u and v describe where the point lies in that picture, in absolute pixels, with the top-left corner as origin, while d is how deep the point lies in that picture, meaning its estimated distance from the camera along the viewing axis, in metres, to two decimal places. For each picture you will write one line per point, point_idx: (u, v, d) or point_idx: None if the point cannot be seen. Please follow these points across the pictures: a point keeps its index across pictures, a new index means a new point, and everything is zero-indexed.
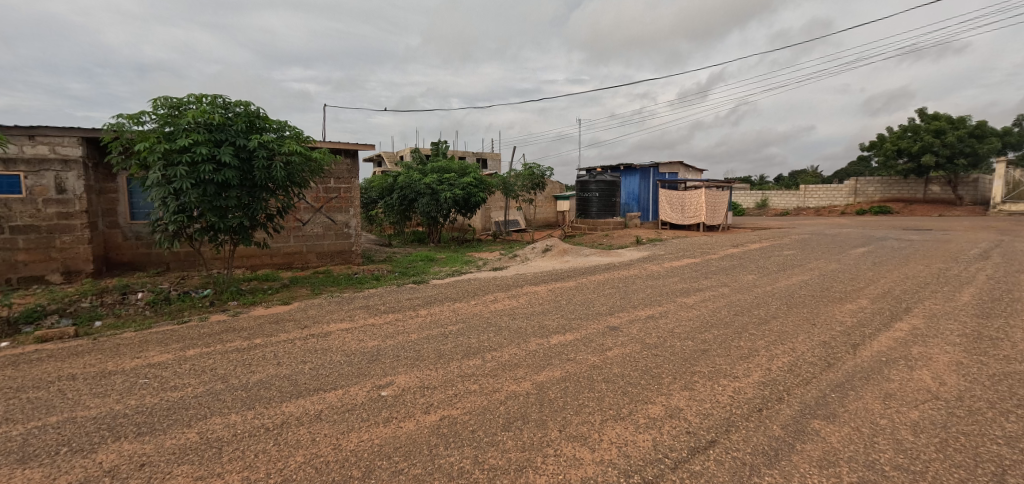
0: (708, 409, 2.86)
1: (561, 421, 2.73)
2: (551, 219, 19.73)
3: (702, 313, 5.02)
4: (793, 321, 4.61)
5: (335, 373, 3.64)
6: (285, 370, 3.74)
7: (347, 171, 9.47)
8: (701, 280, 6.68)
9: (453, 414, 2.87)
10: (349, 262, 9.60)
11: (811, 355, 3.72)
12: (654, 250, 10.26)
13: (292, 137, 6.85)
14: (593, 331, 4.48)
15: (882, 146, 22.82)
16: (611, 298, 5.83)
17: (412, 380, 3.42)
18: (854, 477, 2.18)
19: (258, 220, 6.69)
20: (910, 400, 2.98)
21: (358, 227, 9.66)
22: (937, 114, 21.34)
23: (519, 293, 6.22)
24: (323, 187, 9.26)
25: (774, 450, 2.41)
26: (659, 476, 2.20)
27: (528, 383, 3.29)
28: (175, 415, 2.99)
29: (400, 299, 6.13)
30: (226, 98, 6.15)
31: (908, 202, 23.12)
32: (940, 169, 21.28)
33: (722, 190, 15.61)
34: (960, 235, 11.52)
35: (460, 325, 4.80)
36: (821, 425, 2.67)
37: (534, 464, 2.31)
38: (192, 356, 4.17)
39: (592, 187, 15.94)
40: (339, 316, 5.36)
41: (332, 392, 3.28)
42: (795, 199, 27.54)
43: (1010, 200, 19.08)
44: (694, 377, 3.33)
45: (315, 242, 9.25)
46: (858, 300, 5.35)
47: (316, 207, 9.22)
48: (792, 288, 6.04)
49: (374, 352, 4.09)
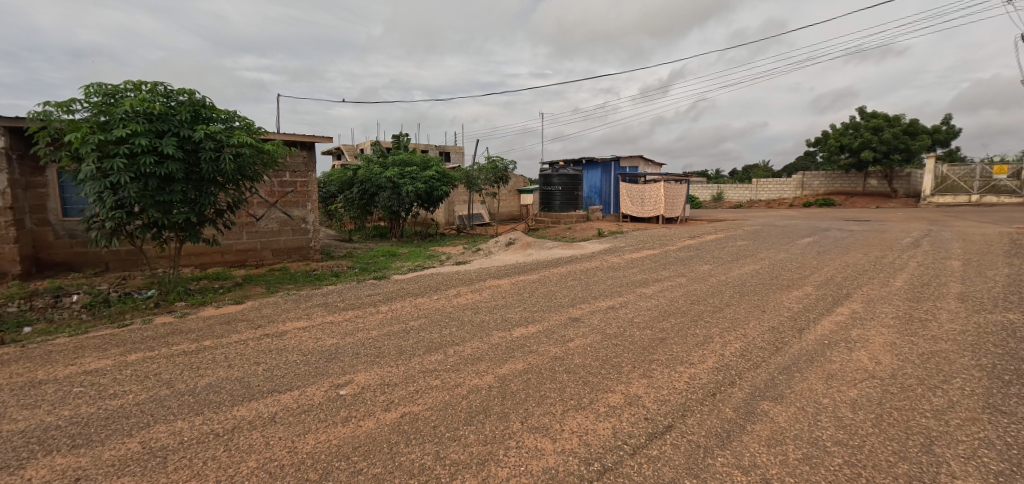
0: (665, 395, 2.95)
1: (523, 413, 2.74)
2: (515, 213, 19.80)
3: (661, 303, 5.15)
4: (744, 308, 4.84)
5: (291, 373, 3.50)
6: (237, 372, 3.57)
7: (303, 164, 9.13)
8: (659, 271, 6.89)
9: (414, 411, 2.82)
10: (307, 258, 9.28)
11: (761, 340, 3.90)
12: (615, 242, 10.48)
13: (242, 128, 6.51)
14: (555, 322, 4.53)
15: (827, 142, 24.18)
16: (573, 289, 5.91)
17: (373, 378, 3.33)
18: (800, 454, 2.30)
19: (206, 216, 6.34)
20: (850, 379, 3.17)
21: (316, 222, 9.34)
22: (875, 113, 22.81)
23: (482, 287, 6.20)
24: (277, 180, 8.87)
25: (726, 432, 2.51)
26: (618, 462, 2.25)
27: (490, 377, 3.27)
28: (114, 424, 2.79)
29: (361, 295, 5.97)
30: (168, 86, 5.75)
31: (850, 195, 24.66)
32: (877, 164, 22.75)
33: (680, 183, 16.09)
34: (895, 225, 12.36)
35: (422, 320, 4.74)
36: (770, 405, 2.80)
37: (495, 457, 2.30)
38: (133, 361, 3.90)
39: (556, 181, 16.11)
40: (296, 314, 5.16)
41: (287, 393, 3.15)
42: (748, 193, 28.77)
43: (939, 194, 20.66)
44: (652, 365, 3.42)
45: (271, 239, 8.88)
46: (804, 287, 5.66)
47: (270, 202, 8.84)
48: (744, 277, 6.34)
49: (333, 350, 3.96)
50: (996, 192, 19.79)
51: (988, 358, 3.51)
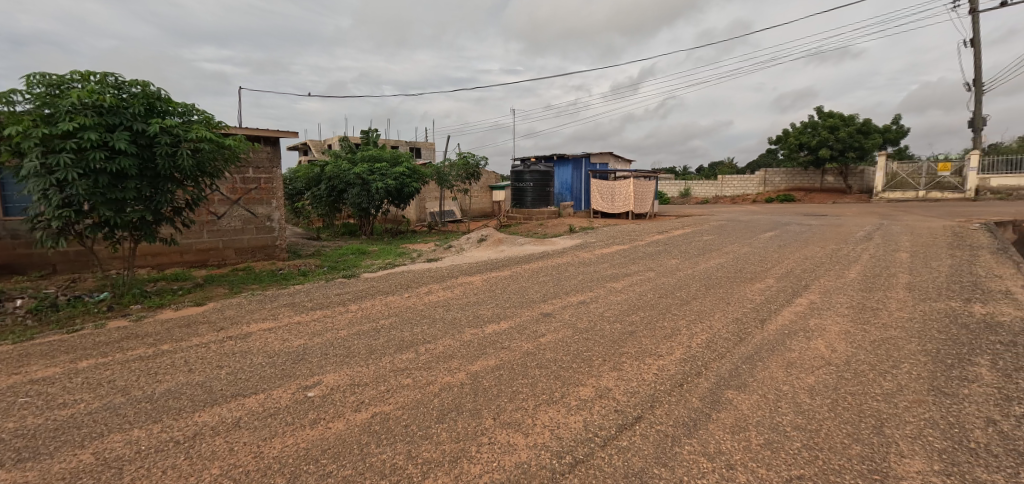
0: (635, 387, 3.01)
1: (496, 409, 2.74)
2: (487, 210, 19.77)
3: (630, 297, 5.25)
4: (710, 301, 4.99)
5: (256, 376, 3.39)
6: (199, 376, 3.43)
7: (267, 160, 8.82)
8: (629, 266, 7.01)
9: (386, 411, 2.78)
10: (272, 257, 9.00)
11: (725, 331, 4.03)
12: (586, 238, 10.59)
13: (201, 122, 6.23)
14: (527, 318, 4.55)
15: (787, 140, 25.17)
16: (544, 285, 5.95)
17: (342, 379, 3.27)
18: (762, 440, 2.40)
19: (163, 214, 6.04)
20: (808, 366, 3.32)
21: (282, 220, 9.06)
22: (832, 112, 23.87)
23: (454, 284, 6.16)
24: (240, 177, 8.55)
25: (693, 421, 2.58)
26: (589, 454, 2.28)
27: (462, 374, 3.26)
28: (64, 435, 2.63)
29: (329, 295, 5.83)
30: (120, 77, 5.44)
31: (808, 191, 25.79)
32: (834, 161, 23.83)
33: (649, 180, 16.43)
34: (849, 220, 12.99)
35: (393, 318, 4.68)
36: (734, 394, 2.90)
37: (468, 454, 2.29)
38: (84, 368, 3.69)
39: (528, 178, 16.13)
40: (261, 315, 5.00)
41: (252, 397, 3.05)
42: (713, 189, 29.66)
43: (889, 190, 21.90)
44: (622, 358, 3.49)
45: (233, 237, 8.55)
46: (766, 280, 5.88)
47: (232, 200, 8.51)
48: (710, 270, 6.55)
49: (300, 351, 3.86)
50: (941, 189, 20.86)
51: (932, 343, 3.74)
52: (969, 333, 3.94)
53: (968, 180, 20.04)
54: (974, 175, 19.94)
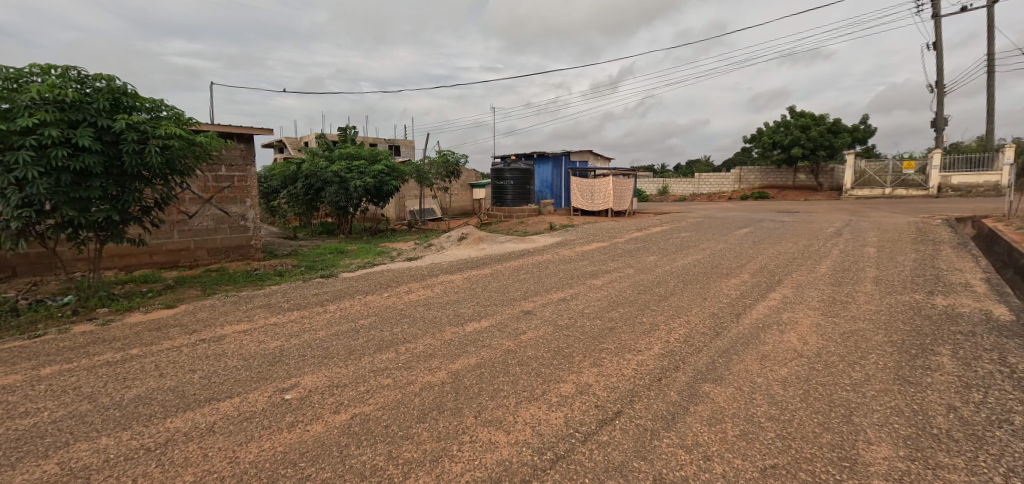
0: (614, 382, 3.04)
1: (477, 407, 2.74)
2: (467, 208, 19.70)
3: (610, 293, 5.31)
4: (687, 296, 5.09)
5: (231, 379, 3.31)
6: (171, 381, 3.33)
7: (241, 157, 8.60)
8: (608, 263, 7.09)
9: (365, 411, 2.74)
10: (247, 257, 8.79)
11: (702, 326, 4.11)
12: (566, 235, 10.66)
13: (170, 119, 6.03)
14: (507, 316, 4.56)
15: (761, 138, 25.79)
16: (525, 283, 5.97)
17: (320, 380, 3.21)
18: (738, 431, 2.46)
19: (130, 214, 5.83)
20: (781, 359, 3.42)
21: (257, 219, 8.85)
22: (803, 112, 24.57)
23: (434, 283, 6.13)
24: (212, 175, 8.30)
25: (671, 414, 2.63)
26: (570, 450, 2.30)
27: (443, 373, 3.24)
28: (27, 446, 2.51)
29: (307, 295, 5.73)
30: (83, 70, 5.22)
31: (781, 188, 26.52)
32: (806, 159, 24.54)
33: (628, 178, 16.62)
34: (820, 216, 13.40)
35: (372, 318, 4.62)
36: (711, 387, 2.96)
37: (449, 453, 2.28)
38: (48, 375, 3.54)
39: (508, 176, 16.13)
40: (236, 317, 4.88)
41: (226, 401, 2.97)
42: (691, 187, 30.19)
43: (858, 186, 22.76)
44: (602, 354, 3.53)
45: (206, 237, 8.31)
46: (741, 275, 6.02)
47: (204, 198, 8.27)
48: (687, 266, 6.67)
49: (277, 353, 3.78)
50: (906, 186, 21.70)
51: (898, 334, 3.89)
52: (931, 325, 4.11)
53: (931, 178, 20.87)
54: (937, 173, 20.77)
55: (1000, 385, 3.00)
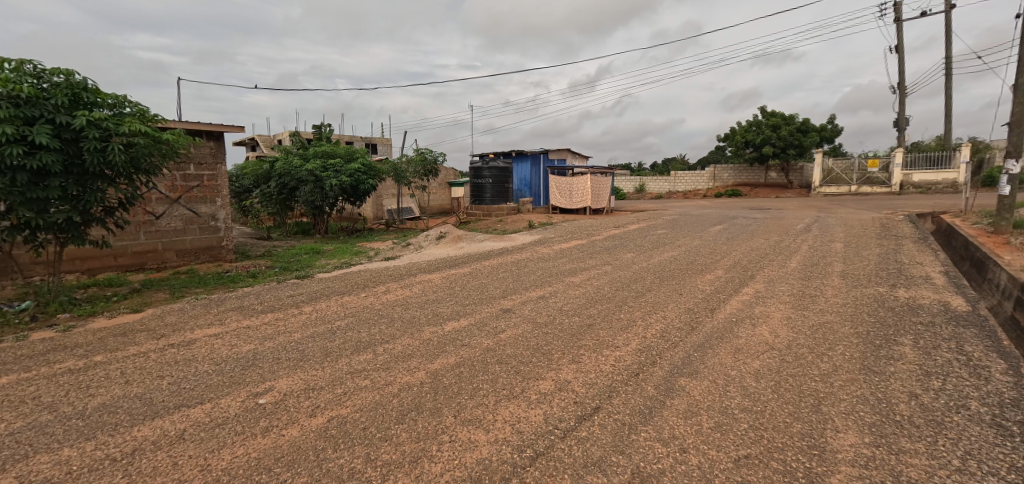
0: (593, 378, 3.08)
1: (456, 407, 2.72)
2: (446, 206, 19.58)
3: (588, 290, 5.37)
4: (664, 292, 5.18)
5: (201, 384, 3.21)
6: (138, 388, 3.21)
7: (210, 155, 8.33)
8: (587, 260, 7.15)
9: (342, 414, 2.70)
10: (218, 259, 8.53)
11: (678, 321, 4.20)
12: (545, 233, 10.71)
13: (134, 115, 5.80)
14: (486, 314, 4.56)
15: (734, 137, 26.42)
16: (504, 281, 5.98)
17: (295, 383, 3.15)
18: (712, 423, 2.51)
19: (92, 215, 5.58)
20: (754, 351, 3.51)
21: (228, 219, 8.59)
22: (774, 111, 25.27)
23: (413, 283, 6.07)
24: (180, 174, 8.02)
25: (648, 408, 2.67)
26: (549, 447, 2.31)
27: (421, 373, 3.22)
28: None
29: (281, 297, 5.59)
30: (39, 64, 4.96)
31: (754, 186, 27.23)
32: (776, 158, 25.25)
33: (605, 176, 16.81)
34: (790, 213, 13.82)
35: (349, 319, 4.55)
36: (687, 381, 3.02)
37: (428, 454, 2.27)
38: (3, 385, 3.36)
39: (486, 174, 16.10)
40: (207, 320, 4.73)
41: (197, 407, 2.88)
42: (667, 185, 30.69)
43: (826, 184, 23.55)
44: (580, 351, 3.56)
45: (174, 238, 8.02)
46: (715, 271, 6.16)
47: (172, 198, 7.98)
48: (663, 263, 6.79)
49: (250, 357, 3.68)
50: (870, 183, 22.57)
51: (863, 326, 4.05)
52: (894, 316, 4.29)
53: (893, 175, 21.75)
54: (899, 171, 21.66)
55: (956, 372, 3.15)
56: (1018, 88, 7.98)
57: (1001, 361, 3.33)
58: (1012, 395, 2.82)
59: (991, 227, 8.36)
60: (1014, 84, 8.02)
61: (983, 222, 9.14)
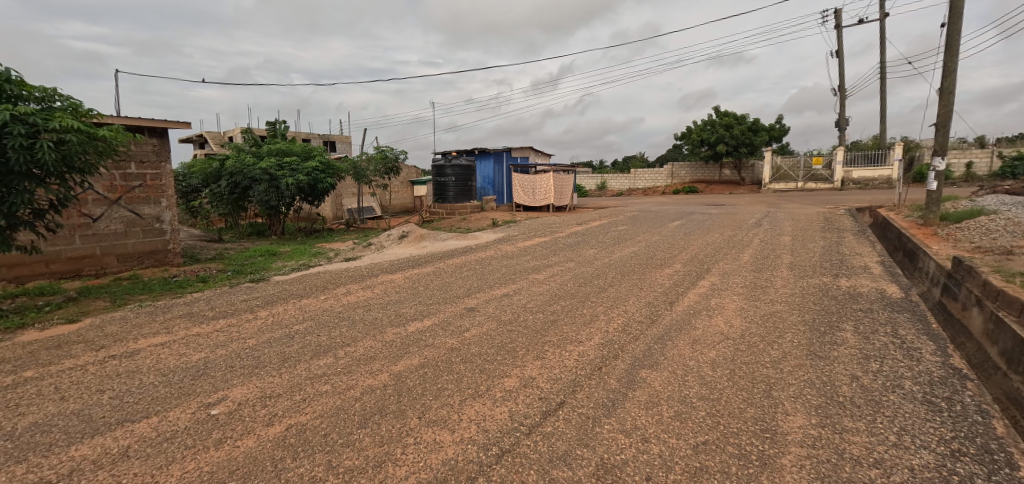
0: (557, 373, 3.11)
1: (420, 408, 2.69)
2: (408, 205, 19.27)
3: (552, 287, 5.42)
4: (625, 287, 5.30)
5: (147, 397, 3.02)
6: (75, 404, 2.98)
7: (153, 153, 7.84)
8: (550, 257, 7.22)
9: (302, 421, 2.61)
10: (164, 263, 8.04)
11: (639, 315, 4.31)
12: (509, 231, 10.72)
13: (66, 110, 5.36)
14: (450, 314, 4.52)
15: (690, 136, 27.36)
16: (468, 280, 5.95)
17: (251, 392, 3.01)
18: (673, 412, 2.60)
19: (19, 218, 5.13)
20: (710, 342, 3.66)
21: (174, 221, 8.11)
22: (727, 111, 26.34)
23: (375, 283, 5.94)
24: (119, 173, 7.50)
25: (611, 401, 2.73)
26: (515, 443, 2.32)
27: (384, 375, 3.16)
28: None
29: (234, 302, 5.34)
30: None
31: (709, 183, 28.31)
32: (730, 156, 26.34)
33: (568, 173, 17.04)
34: (743, 208, 14.46)
35: (308, 323, 4.39)
36: (648, 372, 3.11)
37: (392, 457, 2.23)
38: None
39: (449, 172, 15.94)
40: (153, 329, 4.45)
41: (142, 421, 2.70)
42: (627, 182, 31.40)
43: (775, 181, 24.80)
44: (545, 347, 3.59)
45: (114, 242, 7.50)
46: (674, 265, 6.37)
47: (111, 199, 7.45)
48: (624, 258, 6.96)
49: (200, 366, 3.49)
50: (815, 180, 23.95)
51: (810, 314, 4.29)
52: (837, 304, 4.57)
53: (835, 172, 23.16)
54: (841, 168, 23.09)
55: (892, 354, 3.40)
56: (943, 91, 8.67)
57: (930, 343, 3.62)
58: (939, 374, 3.08)
59: (920, 220, 9.06)
60: (939, 88, 8.70)
61: (914, 215, 9.89)
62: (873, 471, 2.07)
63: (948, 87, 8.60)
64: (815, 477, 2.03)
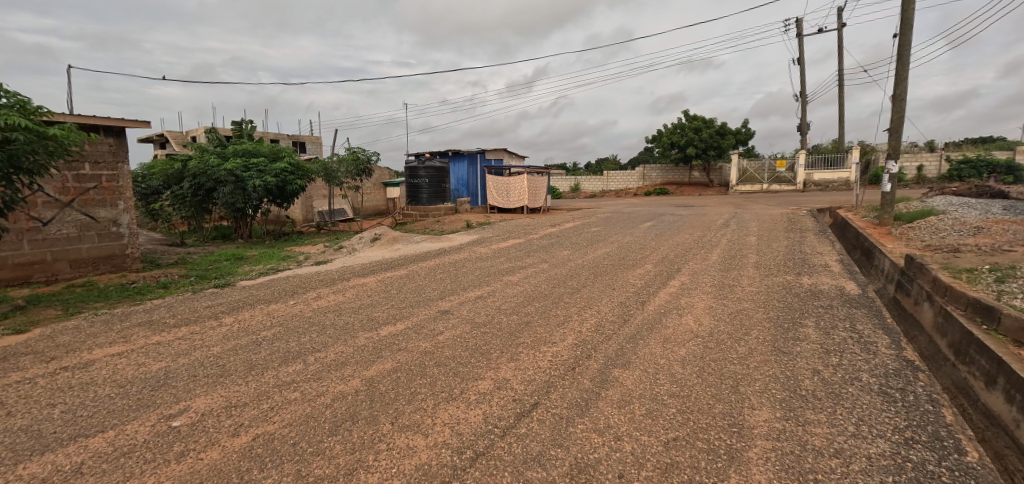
0: (531, 375, 3.13)
1: (393, 413, 2.65)
2: (381, 207, 18.98)
3: (526, 288, 5.44)
4: (598, 287, 5.37)
5: (103, 410, 2.87)
6: (22, 419, 2.80)
7: (109, 153, 7.47)
8: (524, 259, 7.24)
9: (270, 430, 2.53)
10: (121, 269, 7.67)
11: (612, 315, 4.38)
12: (483, 233, 10.69)
13: (13, 108, 5.05)
14: (424, 317, 4.47)
15: (661, 139, 27.94)
16: (442, 282, 5.91)
17: (215, 402, 2.90)
18: (644, 410, 2.65)
19: None
20: (681, 340, 3.74)
21: (133, 224, 7.75)
22: (696, 115, 27.05)
23: (346, 287, 5.82)
24: (72, 174, 7.13)
25: (585, 401, 2.76)
26: (489, 446, 2.32)
27: (356, 381, 3.10)
28: None
29: (197, 308, 5.14)
30: None
31: (679, 185, 28.98)
32: (699, 158, 27.03)
33: (542, 175, 17.15)
34: (711, 209, 14.88)
35: (276, 329, 4.27)
36: (620, 372, 3.16)
37: (364, 464, 2.19)
38: None
39: (423, 174, 15.77)
40: (109, 338, 4.24)
41: (97, 436, 2.57)
42: (600, 184, 31.80)
43: (741, 183, 25.60)
44: (519, 348, 3.60)
45: (67, 247, 7.11)
46: (645, 265, 6.48)
47: (63, 202, 7.06)
48: (598, 259, 7.04)
49: (161, 376, 3.35)
50: (779, 182, 24.83)
51: (774, 311, 4.45)
52: (799, 301, 4.76)
53: (798, 175, 24.07)
54: (803, 170, 24.03)
55: (851, 348, 3.57)
56: (896, 98, 9.13)
57: (885, 337, 3.81)
58: (894, 366, 3.24)
59: (876, 220, 9.51)
60: (892, 95, 9.18)
61: (869, 215, 10.39)
62: (833, 461, 2.16)
63: (900, 94, 9.07)
64: (780, 468, 2.11)
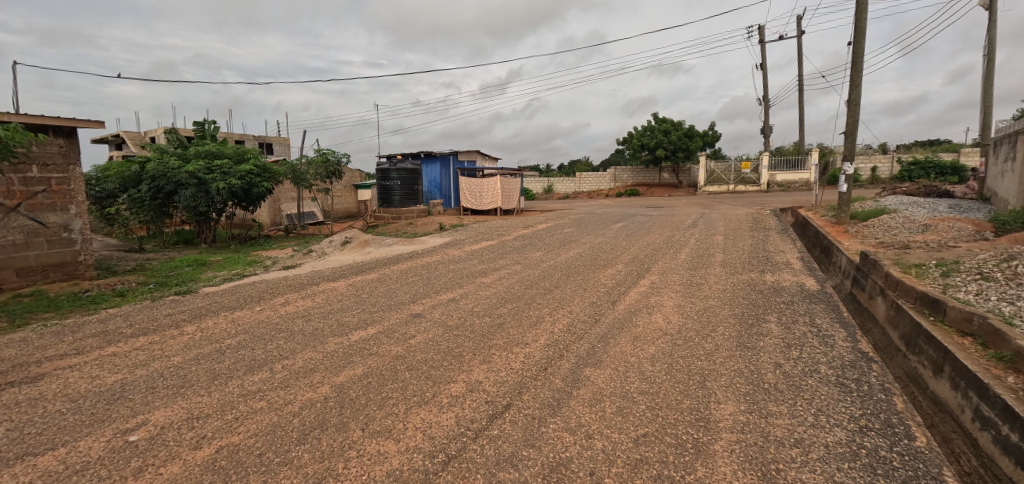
0: (504, 376, 3.14)
1: (364, 420, 2.61)
2: (351, 209, 18.61)
3: (498, 290, 5.45)
4: (570, 288, 5.44)
5: (54, 426, 2.72)
6: None
7: (59, 154, 7.08)
8: (497, 261, 7.25)
9: (234, 441, 2.46)
10: (74, 277, 7.28)
11: (583, 315, 4.44)
12: (456, 235, 10.63)
13: None
14: (395, 321, 4.42)
15: (631, 141, 28.47)
16: (414, 285, 5.85)
17: (175, 414, 2.80)
18: (614, 408, 2.69)
19: None
20: (650, 338, 3.83)
21: (86, 230, 7.37)
22: (664, 118, 27.69)
23: (315, 292, 5.69)
24: (19, 177, 6.71)
25: (556, 400, 2.79)
26: (461, 449, 2.31)
27: (325, 388, 3.04)
28: None
29: (157, 317, 4.93)
30: None
31: (650, 186, 29.56)
32: (668, 160, 27.66)
33: (514, 177, 17.23)
34: (679, 210, 15.26)
35: (241, 337, 4.14)
36: (591, 370, 3.21)
37: (334, 473, 2.15)
38: None
39: (394, 176, 15.53)
40: (61, 350, 4.01)
41: (47, 454, 2.43)
42: (573, 185, 32.08)
43: (709, 184, 26.33)
44: (492, 350, 3.61)
45: (13, 254, 6.69)
46: (616, 265, 6.59)
47: (9, 206, 6.64)
48: (569, 260, 7.13)
49: (117, 389, 3.20)
50: (744, 183, 25.66)
51: (739, 308, 4.61)
52: (763, 297, 4.94)
53: (762, 176, 24.92)
54: (766, 171, 24.91)
55: (810, 342, 3.73)
56: (850, 103, 9.58)
57: (842, 330, 4.00)
58: (850, 358, 3.41)
59: (834, 219, 9.93)
60: (847, 99, 9.64)
61: (828, 214, 10.86)
62: (794, 450, 2.26)
63: (855, 99, 9.53)
64: (744, 460, 2.19)
